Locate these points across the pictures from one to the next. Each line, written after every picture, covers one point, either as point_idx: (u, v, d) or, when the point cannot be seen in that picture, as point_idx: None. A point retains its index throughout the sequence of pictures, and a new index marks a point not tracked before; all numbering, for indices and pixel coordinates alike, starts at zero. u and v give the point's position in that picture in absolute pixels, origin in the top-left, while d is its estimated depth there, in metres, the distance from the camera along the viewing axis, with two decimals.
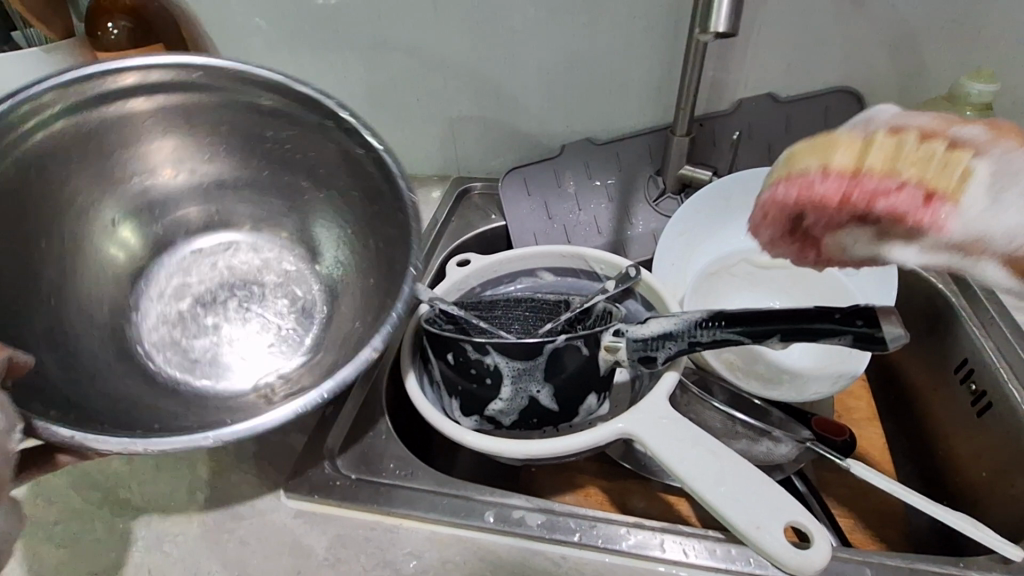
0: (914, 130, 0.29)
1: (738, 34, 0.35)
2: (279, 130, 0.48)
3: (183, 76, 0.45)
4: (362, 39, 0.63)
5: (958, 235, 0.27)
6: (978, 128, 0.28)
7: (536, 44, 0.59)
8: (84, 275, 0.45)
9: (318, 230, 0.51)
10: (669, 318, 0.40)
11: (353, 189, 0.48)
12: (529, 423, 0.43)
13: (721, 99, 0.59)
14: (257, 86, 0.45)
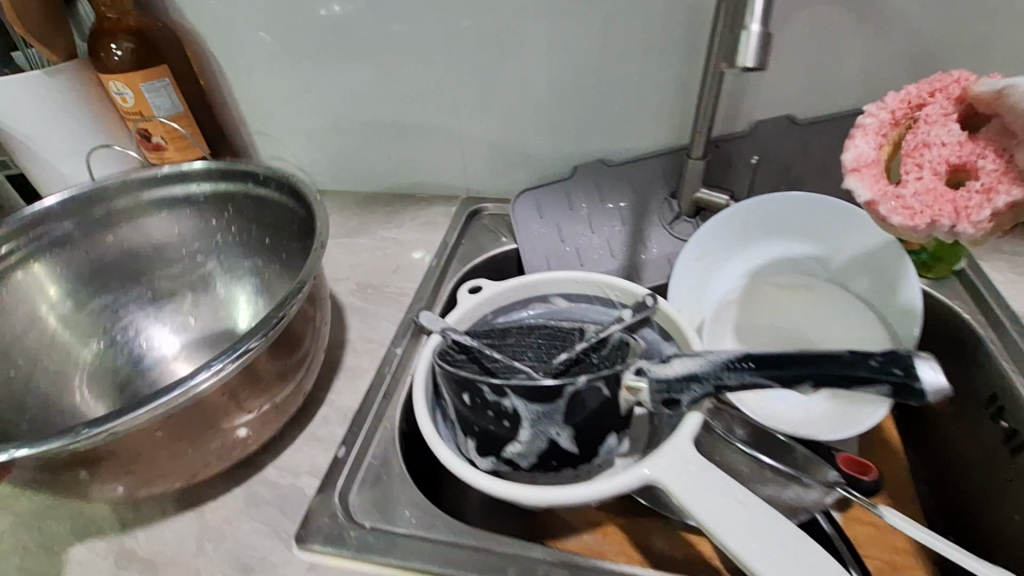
0: None
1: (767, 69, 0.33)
2: (217, 209, 0.58)
3: (138, 181, 0.56)
4: (368, 58, 0.61)
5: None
6: None
7: (547, 64, 0.58)
8: (62, 359, 0.53)
9: (240, 292, 0.60)
10: (692, 359, 0.38)
11: (281, 237, 0.56)
12: (549, 466, 0.41)
13: (737, 120, 0.57)
14: (192, 175, 0.57)
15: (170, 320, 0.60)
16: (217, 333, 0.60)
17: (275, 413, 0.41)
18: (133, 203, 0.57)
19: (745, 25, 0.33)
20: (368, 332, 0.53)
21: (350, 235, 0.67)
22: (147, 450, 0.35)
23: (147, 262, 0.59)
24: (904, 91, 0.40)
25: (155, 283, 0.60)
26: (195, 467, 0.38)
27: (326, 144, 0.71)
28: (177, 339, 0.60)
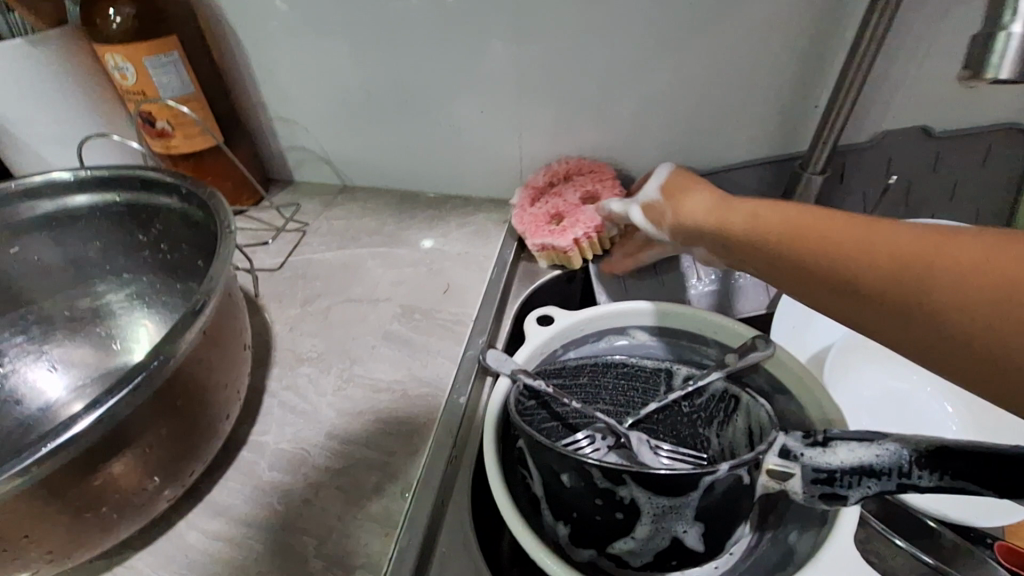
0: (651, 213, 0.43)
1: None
2: (82, 226, 0.45)
3: (33, 190, 0.43)
4: (416, 35, 0.52)
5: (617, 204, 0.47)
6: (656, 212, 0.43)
7: (635, 52, 0.48)
8: None
9: (133, 309, 0.48)
10: (864, 445, 0.30)
11: (202, 255, 0.44)
12: (664, 564, 0.34)
13: (859, 130, 0.48)
14: (94, 184, 0.44)
15: (57, 355, 0.47)
16: (106, 367, 0.47)
17: (190, 454, 0.33)
18: (34, 216, 0.44)
19: (1005, 24, 0.26)
20: (421, 371, 0.44)
21: (387, 243, 0.57)
22: (31, 522, 0.27)
23: (54, 279, 0.46)
24: (554, 167, 0.54)
25: (59, 309, 0.47)
26: (102, 529, 0.31)
27: (357, 134, 0.61)
28: (61, 382, 0.46)
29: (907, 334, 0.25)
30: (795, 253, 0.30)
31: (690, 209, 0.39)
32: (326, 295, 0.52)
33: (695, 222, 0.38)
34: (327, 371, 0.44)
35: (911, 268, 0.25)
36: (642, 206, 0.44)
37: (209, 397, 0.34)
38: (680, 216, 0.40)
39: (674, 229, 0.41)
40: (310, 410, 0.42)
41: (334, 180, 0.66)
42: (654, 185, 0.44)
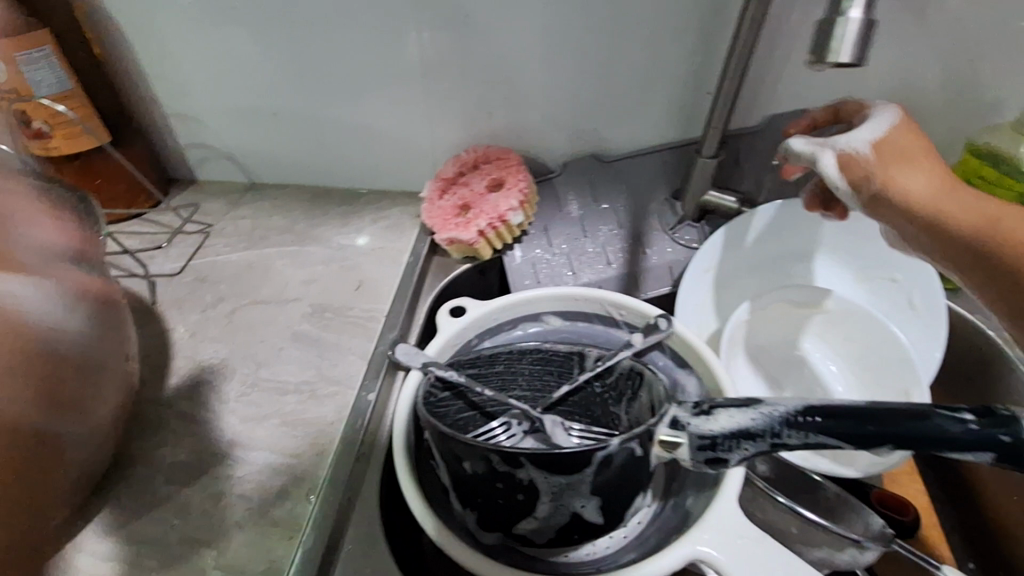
0: (857, 161, 0.37)
1: (865, 66, 0.28)
2: None
3: None
4: (314, 26, 0.50)
5: (802, 143, 0.40)
6: (871, 162, 0.37)
7: (537, 43, 0.49)
8: None
9: None
10: (743, 411, 0.32)
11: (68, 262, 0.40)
12: (567, 538, 0.35)
13: (750, 114, 0.51)
14: None
15: None
16: None
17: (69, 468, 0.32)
18: None
19: (841, 12, 0.28)
20: (331, 371, 0.43)
21: (296, 241, 0.56)
22: None
23: None
24: (464, 155, 0.54)
25: None
26: None
27: (262, 129, 0.58)
28: None
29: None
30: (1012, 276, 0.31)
31: (907, 180, 0.36)
32: (232, 298, 0.50)
33: (914, 194, 0.35)
34: (231, 377, 0.43)
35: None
36: (842, 159, 0.38)
37: (85, 409, 0.33)
38: (909, 195, 0.35)
39: (877, 200, 0.37)
40: (211, 418, 0.40)
41: (241, 178, 0.64)
42: (865, 131, 0.38)
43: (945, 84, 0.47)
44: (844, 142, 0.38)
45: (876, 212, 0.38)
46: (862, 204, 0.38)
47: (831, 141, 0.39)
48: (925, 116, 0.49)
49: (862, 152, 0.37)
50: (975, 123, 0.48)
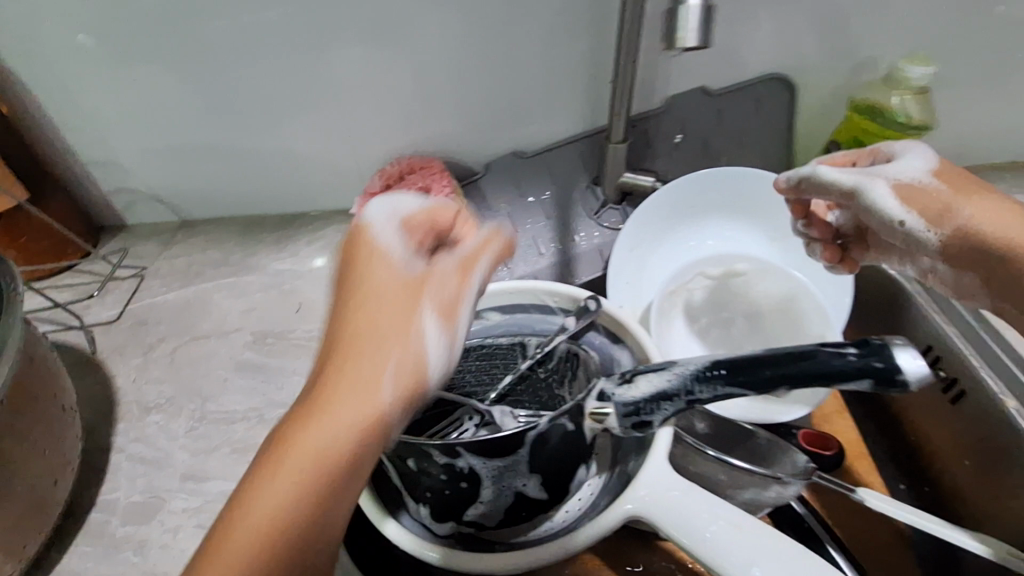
0: (923, 190, 0.36)
1: (711, 47, 0.32)
2: None
3: None
4: (220, 63, 0.51)
5: (845, 179, 0.38)
6: (945, 195, 0.36)
7: (439, 55, 0.50)
8: None
9: None
10: (658, 375, 0.34)
11: None
12: (517, 517, 0.38)
13: (652, 97, 0.53)
14: None
15: None
16: None
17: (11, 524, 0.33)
18: None
19: (683, 1, 0.31)
20: (276, 395, 0.45)
21: (234, 272, 0.57)
22: None
23: None
24: (386, 170, 0.55)
25: None
26: None
27: (186, 167, 0.59)
28: None
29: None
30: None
31: (992, 216, 0.34)
32: (173, 337, 0.51)
33: (997, 230, 0.34)
34: (178, 414, 0.45)
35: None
36: (903, 187, 0.36)
37: (21, 465, 0.33)
38: (1005, 235, 0.34)
39: (960, 240, 0.35)
40: (163, 455, 0.42)
41: (171, 217, 0.64)
42: (914, 163, 0.37)
43: (821, 48, 0.50)
44: (893, 180, 0.37)
45: (957, 255, 0.35)
46: (940, 240, 0.35)
47: (878, 173, 0.37)
48: (809, 80, 0.52)
49: (926, 183, 0.36)
50: (852, 85, 0.52)
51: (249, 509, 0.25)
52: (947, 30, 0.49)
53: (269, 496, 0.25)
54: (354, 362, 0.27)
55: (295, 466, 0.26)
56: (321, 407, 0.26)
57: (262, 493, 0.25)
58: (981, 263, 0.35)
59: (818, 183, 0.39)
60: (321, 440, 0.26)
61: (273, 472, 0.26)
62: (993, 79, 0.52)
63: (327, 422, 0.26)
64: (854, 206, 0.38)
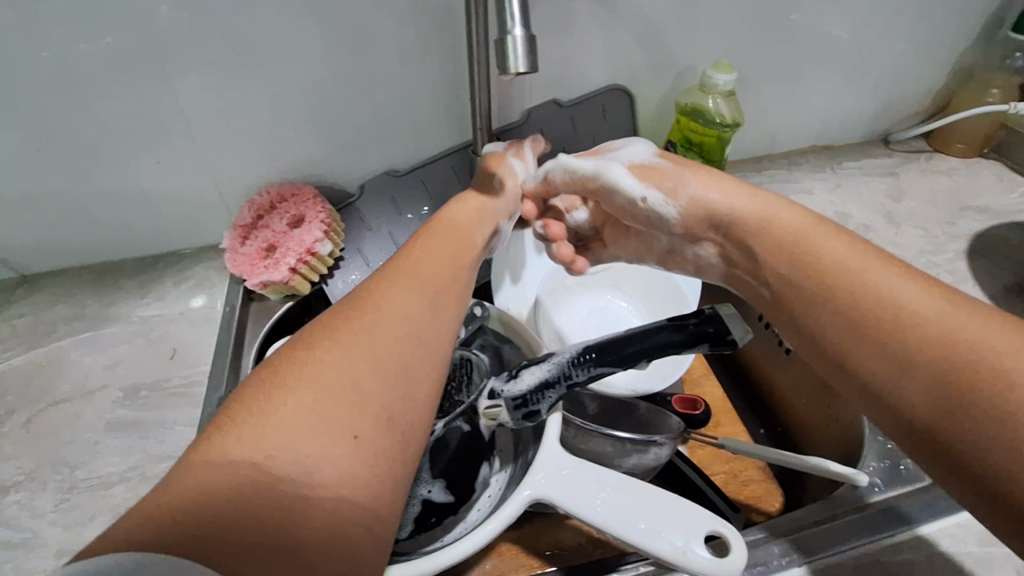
0: (647, 170, 0.46)
1: (539, 71, 0.37)
2: None
3: None
4: (43, 102, 0.46)
5: (587, 166, 0.46)
6: (668, 168, 0.45)
7: (294, 80, 0.50)
8: None
9: None
10: (539, 366, 0.38)
11: None
12: (427, 523, 0.40)
13: (511, 110, 0.57)
14: None
15: None
16: None
17: None
18: None
19: (508, 31, 0.36)
20: (158, 449, 0.42)
21: (92, 325, 0.52)
22: None
23: None
24: (253, 201, 0.54)
25: None
26: None
27: (15, 216, 0.53)
28: None
29: (911, 399, 0.30)
30: (829, 288, 0.35)
31: (709, 188, 0.43)
32: (25, 406, 0.46)
33: (723, 207, 0.42)
34: (42, 490, 0.41)
35: (983, 356, 0.28)
36: (635, 169, 0.46)
37: None
38: (725, 204, 0.42)
39: (691, 208, 0.43)
40: (29, 537, 0.38)
41: (7, 274, 0.57)
42: (637, 153, 0.47)
43: (647, 61, 0.57)
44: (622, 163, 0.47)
45: (687, 225, 0.44)
46: (676, 212, 0.44)
47: (612, 160, 0.47)
48: (642, 87, 0.59)
49: (642, 163, 0.46)
50: (678, 89, 0.60)
51: (363, 310, 0.34)
52: (742, 40, 0.58)
53: (377, 303, 0.35)
54: (434, 226, 0.44)
55: (399, 286, 0.37)
56: (413, 257, 0.40)
57: (367, 305, 0.35)
58: (713, 232, 0.43)
59: (562, 171, 0.48)
60: (417, 274, 0.38)
61: (376, 294, 0.36)
62: (783, 81, 0.63)
63: (416, 268, 0.39)
64: (595, 186, 0.47)
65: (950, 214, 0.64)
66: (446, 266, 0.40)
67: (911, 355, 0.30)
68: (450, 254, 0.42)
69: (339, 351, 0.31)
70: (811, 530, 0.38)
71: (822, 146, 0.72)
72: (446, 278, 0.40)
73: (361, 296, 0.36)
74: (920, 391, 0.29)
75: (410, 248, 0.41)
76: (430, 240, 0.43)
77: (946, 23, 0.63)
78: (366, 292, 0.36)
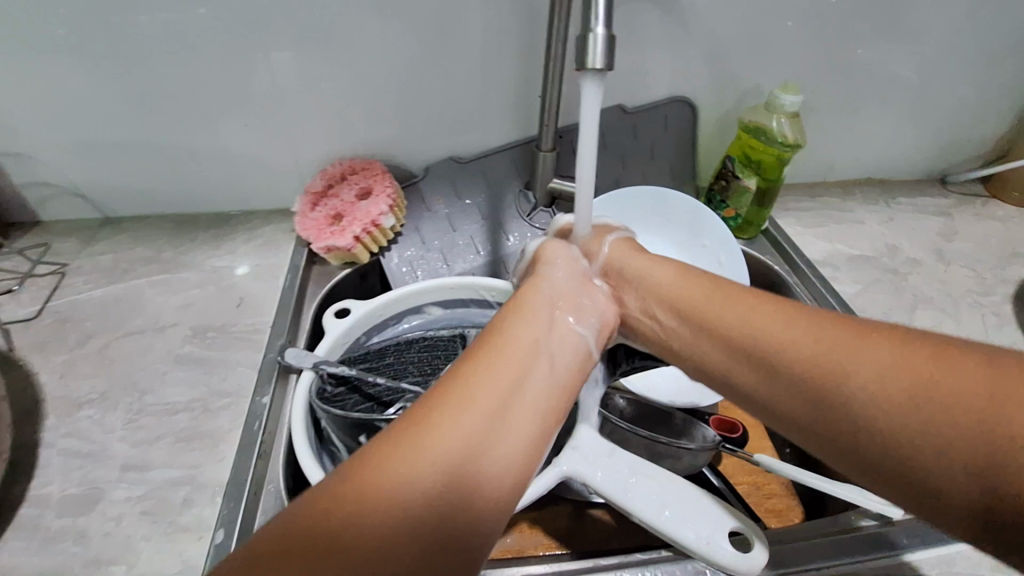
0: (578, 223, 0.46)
1: (613, 68, 0.38)
2: None
3: None
4: (154, 58, 0.51)
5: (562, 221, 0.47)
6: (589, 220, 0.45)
7: (379, 60, 0.53)
8: None
9: None
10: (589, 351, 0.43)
11: None
12: None
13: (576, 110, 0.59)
14: None
15: None
16: None
17: None
18: None
19: (591, 29, 0.38)
20: (220, 385, 0.46)
21: (166, 269, 0.56)
22: None
23: None
24: (326, 171, 0.57)
25: None
26: None
27: (109, 162, 0.57)
28: None
29: (877, 440, 0.26)
30: (722, 338, 0.34)
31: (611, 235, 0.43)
32: (102, 333, 0.50)
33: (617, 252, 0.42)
34: (113, 409, 0.44)
35: (845, 367, 0.28)
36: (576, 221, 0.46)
37: None
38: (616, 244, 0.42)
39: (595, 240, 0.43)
40: (98, 449, 0.41)
41: (94, 215, 0.62)
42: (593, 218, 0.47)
43: (713, 76, 0.59)
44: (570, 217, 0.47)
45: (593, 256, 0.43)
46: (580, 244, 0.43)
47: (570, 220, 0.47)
48: (705, 102, 0.61)
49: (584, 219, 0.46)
50: (740, 107, 0.62)
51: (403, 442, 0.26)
52: (810, 66, 0.59)
53: (415, 463, 0.26)
54: (512, 330, 0.34)
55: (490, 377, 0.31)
56: (466, 377, 0.30)
57: (396, 454, 0.26)
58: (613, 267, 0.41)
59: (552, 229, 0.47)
60: (474, 413, 0.28)
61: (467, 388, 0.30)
62: (847, 110, 0.64)
63: (477, 396, 0.29)
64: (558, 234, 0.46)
65: (1001, 259, 0.63)
66: (516, 403, 0.30)
67: (804, 396, 0.29)
68: (526, 379, 0.32)
69: (360, 525, 0.24)
70: (831, 539, 0.39)
71: (877, 180, 0.72)
72: (512, 419, 0.29)
73: (393, 436, 0.27)
74: (871, 435, 0.26)
75: (472, 365, 0.31)
76: (505, 353, 0.32)
77: (1017, 69, 0.63)
78: (402, 429, 0.27)
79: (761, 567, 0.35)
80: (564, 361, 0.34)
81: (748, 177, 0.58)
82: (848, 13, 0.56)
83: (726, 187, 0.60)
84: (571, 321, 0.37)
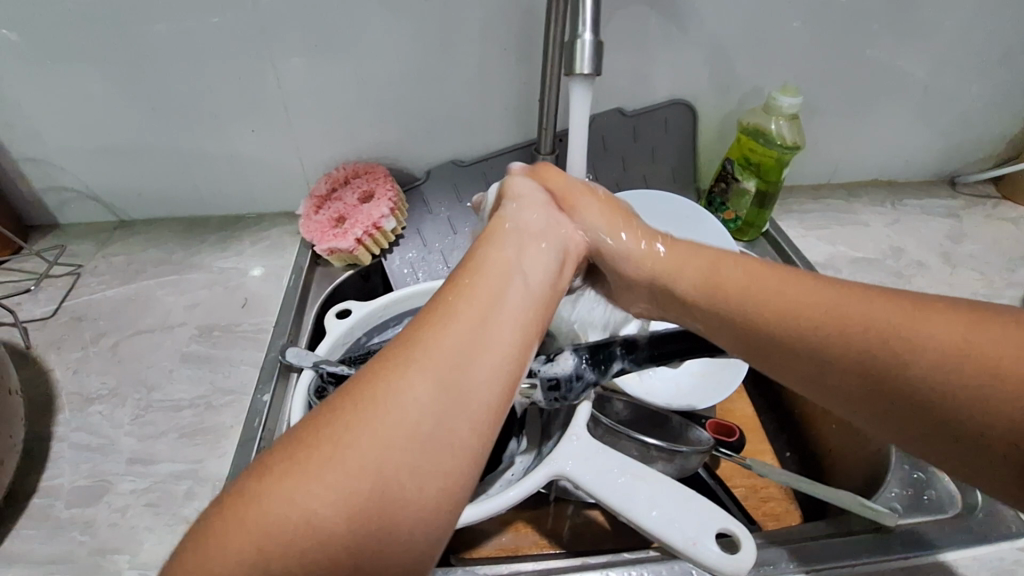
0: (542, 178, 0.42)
1: (601, 74, 0.39)
2: None
3: None
4: (165, 67, 0.53)
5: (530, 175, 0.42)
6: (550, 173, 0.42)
7: (380, 67, 0.55)
8: None
9: None
10: (575, 353, 0.40)
11: None
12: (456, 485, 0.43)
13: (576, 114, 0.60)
14: None
15: None
16: None
17: None
18: None
19: (579, 36, 0.38)
20: (224, 382, 0.47)
21: (176, 270, 0.58)
22: None
23: None
24: (331, 175, 0.58)
25: None
26: None
27: (123, 166, 0.59)
28: None
29: (942, 400, 0.27)
30: (763, 322, 0.32)
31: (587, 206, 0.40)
32: (114, 332, 0.52)
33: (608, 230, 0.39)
34: (122, 404, 0.46)
35: (897, 354, 0.28)
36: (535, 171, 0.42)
37: None
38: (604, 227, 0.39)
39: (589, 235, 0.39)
40: (106, 443, 0.43)
41: (109, 217, 0.64)
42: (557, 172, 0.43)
43: (713, 79, 0.59)
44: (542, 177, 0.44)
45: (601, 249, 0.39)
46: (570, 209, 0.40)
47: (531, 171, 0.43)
48: (705, 105, 0.61)
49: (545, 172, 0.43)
50: (742, 110, 0.61)
51: (371, 397, 0.26)
52: (812, 67, 0.59)
53: (388, 408, 0.25)
54: (485, 258, 0.33)
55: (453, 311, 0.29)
56: (435, 320, 0.29)
57: (388, 403, 0.26)
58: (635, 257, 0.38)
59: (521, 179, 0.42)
60: (458, 332, 0.28)
61: (430, 327, 0.29)
62: (852, 112, 0.63)
63: (449, 334, 0.28)
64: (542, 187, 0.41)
65: (1011, 261, 0.62)
66: (494, 318, 0.30)
67: (862, 377, 0.29)
68: (504, 298, 0.31)
69: (350, 469, 0.24)
70: (820, 541, 0.39)
71: (884, 181, 0.71)
72: (491, 341, 0.29)
73: (380, 372, 0.27)
74: (947, 394, 0.27)
75: (449, 290, 0.31)
76: (473, 288, 0.31)
77: None
78: (387, 363, 0.27)
79: (748, 569, 0.35)
80: (539, 281, 0.33)
81: (748, 180, 0.58)
82: (852, 13, 0.56)
83: (726, 190, 0.60)
84: (546, 244, 0.36)
